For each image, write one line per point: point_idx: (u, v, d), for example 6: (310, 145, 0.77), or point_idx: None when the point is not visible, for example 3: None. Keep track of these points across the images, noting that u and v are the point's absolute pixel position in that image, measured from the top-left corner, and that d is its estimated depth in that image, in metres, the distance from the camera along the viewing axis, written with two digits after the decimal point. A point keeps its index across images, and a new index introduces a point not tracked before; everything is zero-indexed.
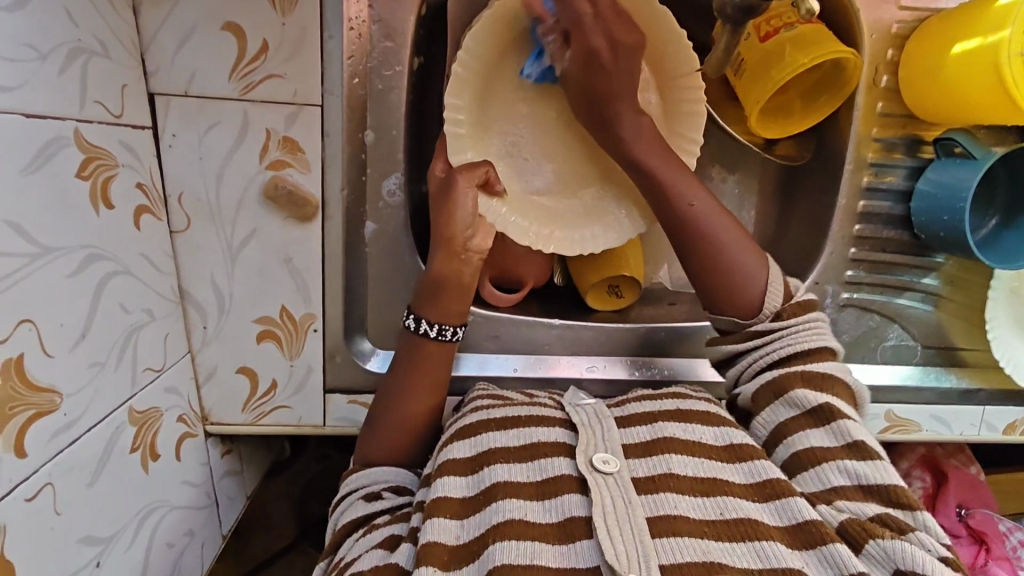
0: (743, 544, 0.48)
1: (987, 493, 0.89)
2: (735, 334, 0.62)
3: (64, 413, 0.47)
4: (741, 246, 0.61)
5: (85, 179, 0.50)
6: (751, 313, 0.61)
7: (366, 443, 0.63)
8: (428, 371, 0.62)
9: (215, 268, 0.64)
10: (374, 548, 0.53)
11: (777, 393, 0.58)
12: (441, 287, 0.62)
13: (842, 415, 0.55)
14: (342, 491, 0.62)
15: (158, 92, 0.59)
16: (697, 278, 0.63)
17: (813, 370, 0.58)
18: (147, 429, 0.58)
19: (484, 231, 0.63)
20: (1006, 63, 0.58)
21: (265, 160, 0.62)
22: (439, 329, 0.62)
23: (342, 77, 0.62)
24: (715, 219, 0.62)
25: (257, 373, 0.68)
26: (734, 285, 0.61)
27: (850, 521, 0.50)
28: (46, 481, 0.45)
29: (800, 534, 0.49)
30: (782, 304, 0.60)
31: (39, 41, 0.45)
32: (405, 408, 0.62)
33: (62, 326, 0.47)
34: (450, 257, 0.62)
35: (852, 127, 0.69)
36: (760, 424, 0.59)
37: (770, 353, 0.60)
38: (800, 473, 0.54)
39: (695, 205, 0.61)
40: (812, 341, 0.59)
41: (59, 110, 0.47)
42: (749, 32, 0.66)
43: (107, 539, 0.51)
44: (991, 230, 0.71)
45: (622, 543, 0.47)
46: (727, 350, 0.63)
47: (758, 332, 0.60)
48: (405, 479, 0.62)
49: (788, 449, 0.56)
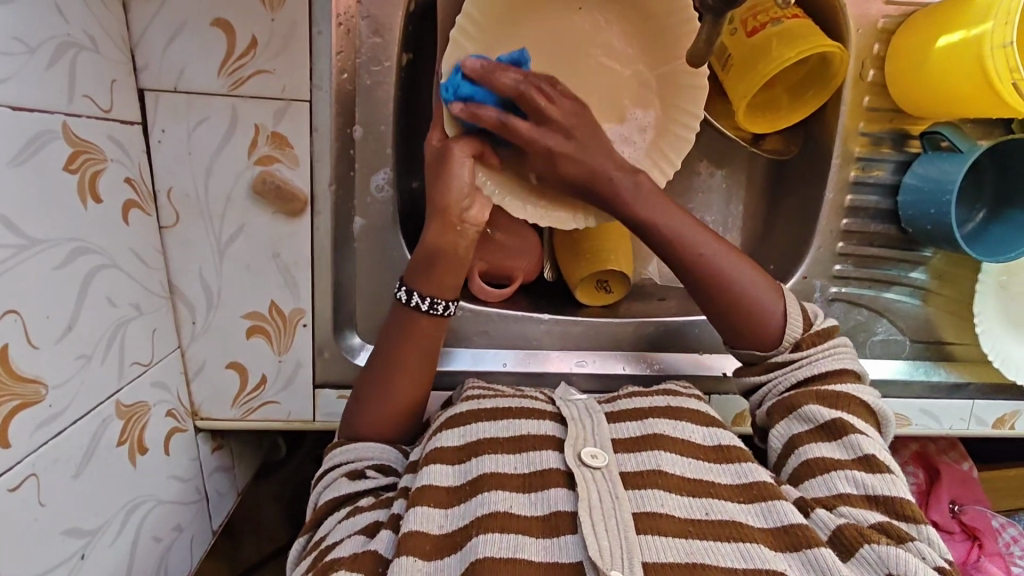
0: (728, 544, 0.49)
1: (979, 488, 0.89)
2: (759, 366, 0.62)
3: (50, 405, 0.47)
4: (757, 286, 0.61)
5: (73, 172, 0.50)
6: (769, 344, 0.61)
7: (352, 417, 0.63)
8: (415, 347, 0.62)
9: (204, 263, 0.65)
10: (357, 533, 0.53)
11: (790, 408, 0.58)
12: (436, 260, 0.61)
13: (854, 430, 0.55)
14: (325, 465, 0.62)
15: (147, 87, 0.59)
16: (714, 315, 0.62)
17: (830, 391, 0.58)
18: (135, 423, 0.58)
19: (481, 204, 0.61)
20: (990, 57, 0.59)
21: (254, 155, 0.62)
22: (430, 302, 0.62)
23: (331, 72, 0.62)
24: (724, 261, 0.61)
25: (246, 367, 0.68)
26: (751, 325, 0.61)
27: (847, 526, 0.50)
28: (31, 472, 0.45)
29: (784, 537, 0.49)
30: (802, 333, 0.61)
31: (27, 35, 0.45)
32: (393, 385, 0.62)
33: (48, 318, 0.47)
34: (446, 228, 0.60)
35: (838, 121, 0.70)
36: (772, 437, 0.59)
37: (788, 376, 0.60)
38: (808, 480, 0.55)
39: (705, 251, 0.60)
40: (833, 364, 0.60)
41: (47, 103, 0.47)
42: (735, 27, 0.66)
43: (93, 531, 0.51)
44: (978, 223, 0.72)
45: (606, 538, 0.47)
46: (751, 380, 0.62)
47: (780, 362, 0.61)
48: (391, 456, 0.62)
49: (799, 458, 0.56)
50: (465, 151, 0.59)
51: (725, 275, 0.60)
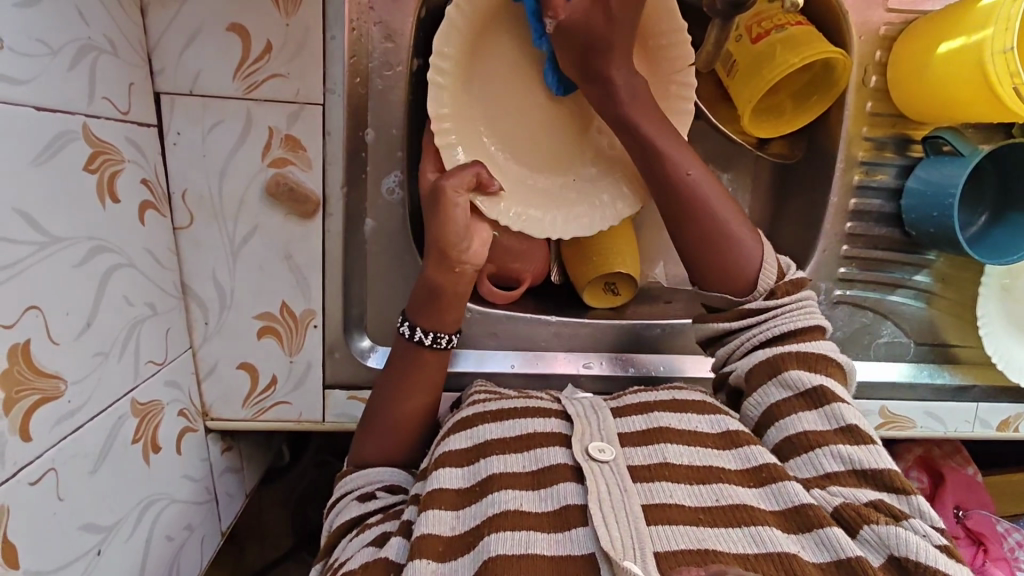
0: (738, 530, 0.49)
1: (985, 494, 0.90)
2: (724, 314, 0.62)
3: (69, 400, 0.47)
4: (735, 224, 0.61)
5: (92, 172, 0.51)
6: (743, 291, 0.61)
7: (361, 445, 0.64)
8: (421, 376, 0.63)
9: (217, 264, 0.65)
10: (367, 545, 0.54)
11: (772, 372, 0.58)
12: (438, 295, 0.61)
13: (836, 399, 0.55)
14: (336, 494, 0.63)
15: (163, 91, 0.60)
16: (691, 257, 0.63)
17: (805, 351, 0.58)
18: (149, 421, 0.58)
19: (478, 241, 0.61)
20: (990, 61, 0.59)
21: (267, 158, 0.63)
22: (435, 337, 0.62)
23: (344, 76, 0.63)
24: (711, 193, 0.61)
25: (257, 368, 0.69)
26: (726, 266, 0.61)
27: (845, 505, 0.50)
28: (51, 466, 0.45)
29: (795, 517, 0.50)
30: (775, 282, 0.61)
31: (50, 37, 0.46)
32: (398, 409, 0.63)
33: (68, 314, 0.48)
34: (445, 268, 0.60)
35: (842, 126, 0.71)
36: (750, 405, 0.59)
37: (764, 331, 0.60)
38: (794, 458, 0.55)
39: (691, 173, 0.61)
40: (806, 321, 0.59)
41: (69, 104, 0.48)
42: (740, 34, 0.68)
43: (108, 528, 0.51)
44: (981, 227, 0.72)
45: (616, 529, 0.48)
46: (714, 328, 0.63)
47: (752, 311, 0.60)
48: (399, 478, 0.63)
49: (782, 433, 0.56)
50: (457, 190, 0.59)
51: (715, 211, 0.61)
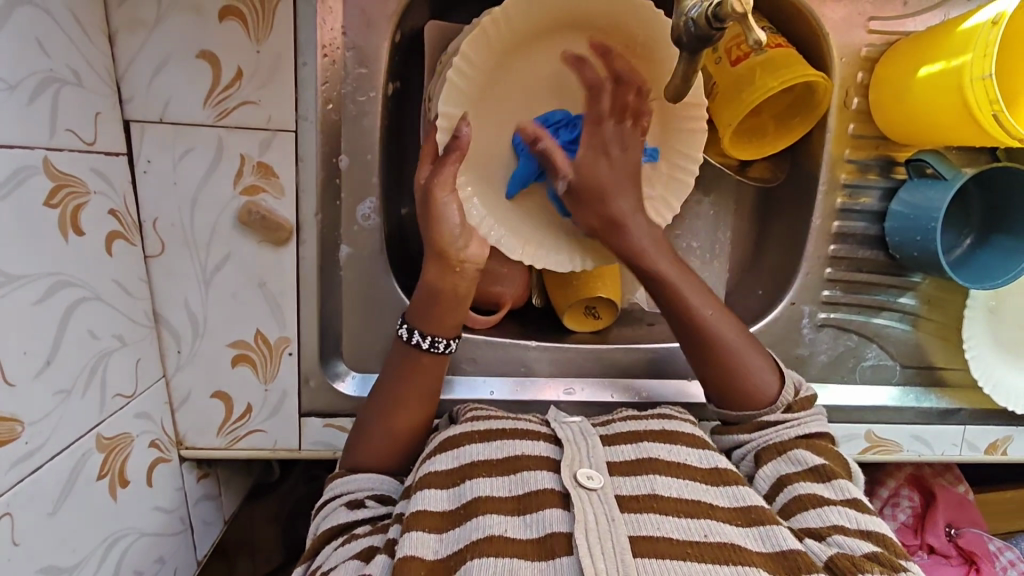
0: (725, 568, 0.48)
1: (977, 513, 0.88)
2: (745, 425, 0.63)
3: (26, 441, 0.47)
4: (748, 351, 0.63)
5: (54, 207, 0.50)
6: (758, 405, 0.62)
7: (353, 449, 0.63)
8: (420, 380, 0.62)
9: (190, 292, 0.65)
10: (351, 559, 0.53)
11: (780, 450, 0.59)
12: (437, 299, 0.61)
13: (841, 475, 0.56)
14: (324, 497, 0.61)
15: (132, 119, 0.60)
16: (707, 383, 0.64)
17: (820, 444, 0.59)
18: (117, 455, 0.57)
19: (478, 242, 0.61)
20: (969, 87, 0.58)
21: (240, 185, 0.62)
22: (431, 341, 0.61)
23: (317, 103, 0.62)
24: (717, 324, 0.63)
25: (231, 397, 0.68)
26: (741, 385, 0.62)
27: (839, 555, 0.49)
28: (5, 511, 0.44)
29: (783, 561, 0.49)
30: (792, 397, 0.62)
31: (7, 73, 0.45)
32: (396, 418, 0.62)
33: (26, 353, 0.47)
34: (446, 270, 0.60)
35: (824, 149, 0.70)
36: (759, 480, 0.59)
37: (781, 433, 0.60)
38: (800, 513, 0.54)
39: (698, 311, 0.62)
40: (818, 427, 0.61)
41: (29, 139, 0.48)
42: (719, 56, 0.67)
43: (69, 569, 0.50)
44: (966, 249, 0.72)
45: (602, 562, 0.47)
46: (738, 438, 0.63)
47: (768, 421, 0.61)
48: (390, 487, 0.61)
49: (789, 494, 0.56)
50: (443, 188, 0.58)
51: (719, 338, 0.62)
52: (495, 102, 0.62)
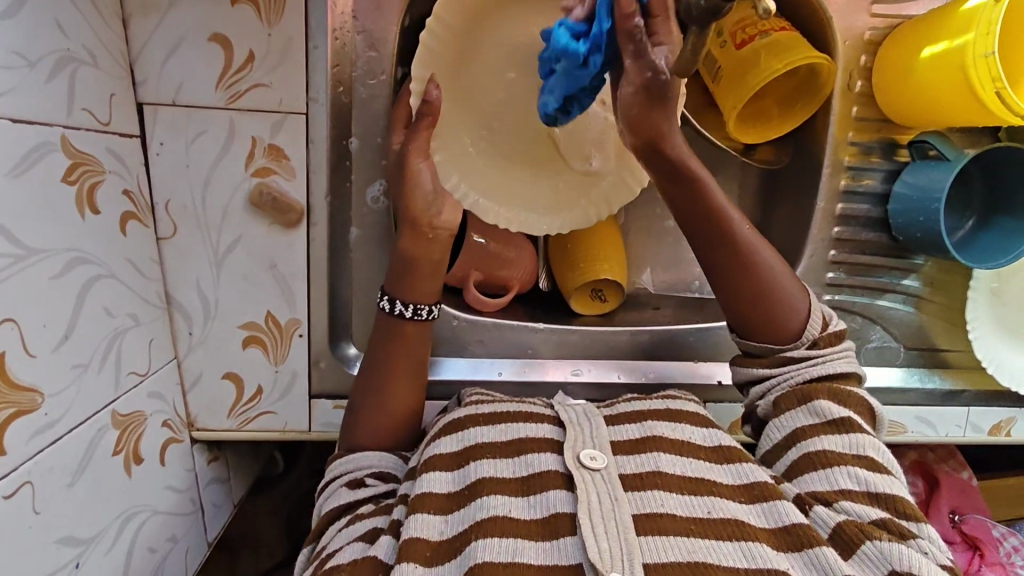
0: (730, 544, 0.49)
1: (980, 499, 0.88)
2: (766, 359, 0.61)
3: (46, 413, 0.47)
4: (783, 280, 0.61)
5: (71, 183, 0.51)
6: (787, 340, 0.61)
7: (351, 429, 0.63)
8: (407, 352, 0.63)
9: (201, 274, 0.65)
10: (355, 540, 0.53)
11: (802, 399, 0.58)
12: (413, 267, 0.62)
13: (857, 428, 0.55)
14: (325, 478, 0.62)
15: (145, 102, 0.60)
16: (733, 310, 0.62)
17: (841, 389, 0.58)
18: (131, 433, 0.58)
19: (451, 207, 0.62)
20: (972, 67, 0.59)
21: (251, 168, 0.63)
22: (414, 309, 0.63)
23: (328, 86, 0.63)
24: (758, 254, 0.61)
25: (242, 379, 0.69)
26: (772, 318, 0.60)
27: (847, 523, 0.50)
28: (26, 480, 0.45)
29: (786, 537, 0.50)
30: (820, 333, 0.61)
31: (26, 49, 0.46)
32: (386, 394, 0.63)
33: (45, 326, 0.47)
34: (420, 238, 0.62)
35: (827, 132, 0.70)
36: (775, 428, 0.58)
37: (798, 373, 0.60)
38: (809, 473, 0.54)
39: (741, 240, 0.59)
40: (845, 366, 0.60)
41: (46, 116, 0.48)
42: (724, 39, 0.67)
43: (87, 541, 0.51)
44: (968, 231, 0.72)
45: (607, 540, 0.48)
46: (758, 373, 0.62)
47: (795, 359, 0.60)
48: (390, 464, 0.62)
49: (800, 450, 0.56)
50: (419, 155, 0.60)
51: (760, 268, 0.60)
52: (474, 69, 0.63)
